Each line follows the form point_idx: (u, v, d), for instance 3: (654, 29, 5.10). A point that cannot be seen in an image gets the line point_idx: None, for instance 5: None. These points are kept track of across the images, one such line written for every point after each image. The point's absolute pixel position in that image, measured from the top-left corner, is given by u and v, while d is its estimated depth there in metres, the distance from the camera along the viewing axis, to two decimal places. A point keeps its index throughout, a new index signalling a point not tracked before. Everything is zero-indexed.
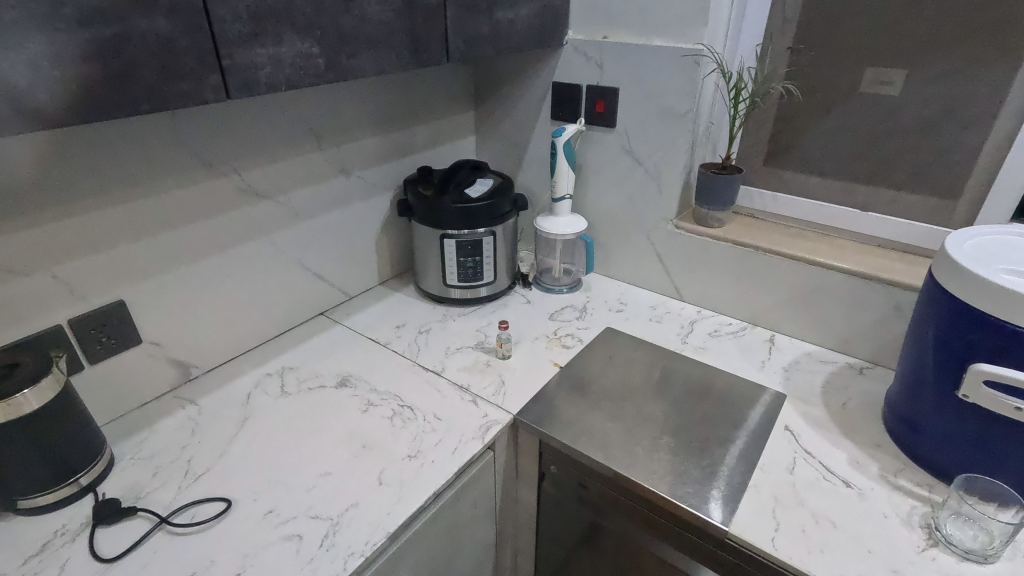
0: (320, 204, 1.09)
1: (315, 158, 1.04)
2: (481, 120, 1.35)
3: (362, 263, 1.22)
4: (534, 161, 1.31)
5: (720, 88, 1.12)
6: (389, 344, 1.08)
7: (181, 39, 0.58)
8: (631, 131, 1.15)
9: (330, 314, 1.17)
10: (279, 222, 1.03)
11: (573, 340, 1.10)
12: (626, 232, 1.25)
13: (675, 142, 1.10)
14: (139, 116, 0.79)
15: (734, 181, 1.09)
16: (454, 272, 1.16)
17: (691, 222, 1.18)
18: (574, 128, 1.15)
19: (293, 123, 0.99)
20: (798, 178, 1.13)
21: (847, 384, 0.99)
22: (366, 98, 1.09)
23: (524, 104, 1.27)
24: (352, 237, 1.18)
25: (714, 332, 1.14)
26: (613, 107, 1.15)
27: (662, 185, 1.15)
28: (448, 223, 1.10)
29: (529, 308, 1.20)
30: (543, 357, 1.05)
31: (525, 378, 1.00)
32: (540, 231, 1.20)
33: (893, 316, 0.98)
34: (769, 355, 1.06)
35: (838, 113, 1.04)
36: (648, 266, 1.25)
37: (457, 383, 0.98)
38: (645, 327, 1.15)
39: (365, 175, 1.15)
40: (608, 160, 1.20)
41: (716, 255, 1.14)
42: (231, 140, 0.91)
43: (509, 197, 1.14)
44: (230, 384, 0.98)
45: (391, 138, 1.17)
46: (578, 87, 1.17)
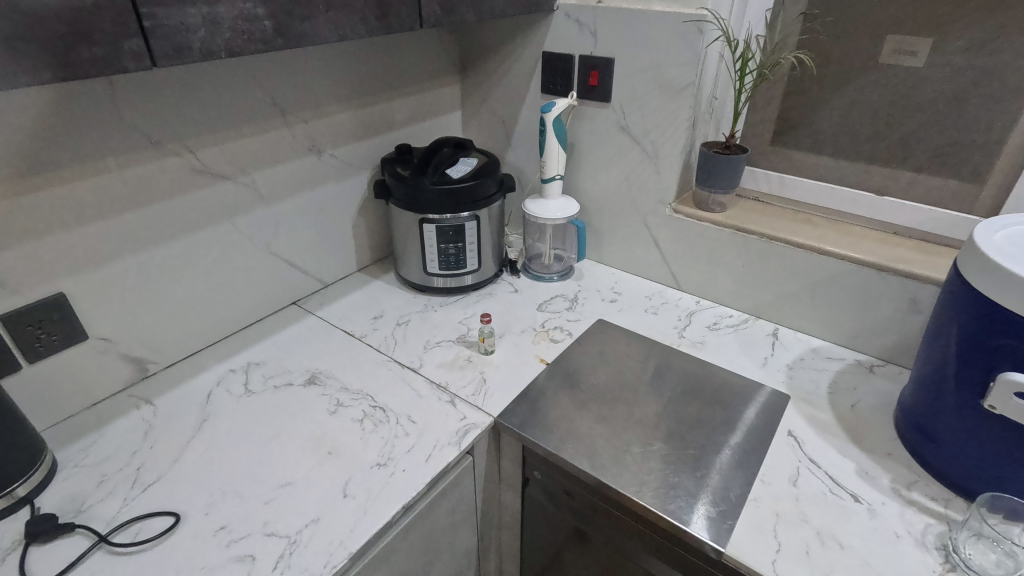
0: (289, 185, 1.00)
1: (281, 135, 0.96)
2: (467, 94, 1.26)
3: (338, 249, 1.14)
4: (523, 138, 1.21)
5: (726, 59, 1.03)
6: (364, 338, 1.01)
7: None
8: (627, 107, 1.05)
9: (304, 303, 1.10)
10: (242, 206, 0.94)
11: (561, 333, 1.03)
12: (620, 216, 1.16)
13: (675, 119, 1.01)
14: (70, 84, 0.71)
15: (738, 162, 1.00)
16: (435, 259, 1.08)
17: (691, 206, 1.09)
18: (564, 102, 1.05)
19: (254, 95, 0.90)
20: (807, 158, 1.04)
21: (856, 383, 0.92)
22: (336, 69, 1.00)
23: (512, 76, 1.17)
24: (326, 221, 1.10)
25: (712, 325, 1.06)
26: (608, 80, 1.05)
27: (660, 166, 1.06)
28: (427, 206, 1.01)
29: (515, 298, 1.13)
30: (529, 352, 0.98)
31: (509, 375, 0.92)
32: (528, 215, 1.13)
33: (908, 311, 0.90)
34: (772, 351, 0.99)
35: (854, 87, 0.94)
36: (644, 252, 1.16)
37: (434, 381, 0.91)
38: (640, 319, 1.07)
39: (339, 154, 1.06)
40: (602, 138, 1.11)
41: (718, 242, 1.06)
42: (181, 114, 0.82)
43: (494, 177, 1.06)
44: (190, 382, 0.90)
45: (366, 113, 1.08)
46: (569, 58, 1.07)
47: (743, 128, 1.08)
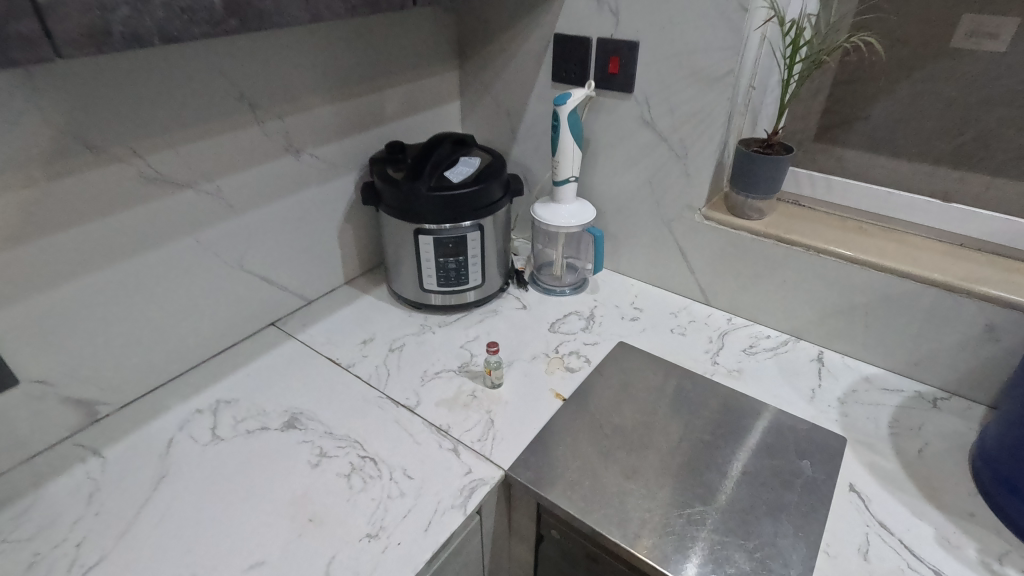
0: (263, 192, 0.86)
1: (252, 134, 0.81)
2: (466, 82, 1.11)
3: (321, 262, 1.01)
4: (531, 132, 1.07)
5: (769, 42, 0.88)
6: (352, 368, 0.88)
7: None
8: (653, 98, 0.91)
9: (284, 324, 0.96)
10: (206, 217, 0.80)
11: (578, 359, 0.90)
12: (642, 222, 1.03)
13: (710, 113, 0.88)
14: None
15: (782, 164, 0.87)
16: (433, 275, 0.94)
17: (724, 211, 0.96)
18: (581, 93, 0.91)
19: (217, 87, 0.75)
20: (859, 158, 0.90)
21: (920, 422, 0.80)
22: (316, 54, 0.85)
23: (519, 62, 1.03)
24: (308, 230, 0.96)
25: (748, 349, 0.93)
26: (631, 66, 0.91)
27: (690, 167, 0.93)
28: (424, 215, 0.88)
29: (524, 316, 1.00)
30: (542, 384, 0.85)
31: (521, 414, 0.80)
32: (538, 221, 0.99)
33: (983, 339, 0.78)
34: (819, 382, 0.87)
35: (923, 76, 0.80)
36: (668, 263, 1.03)
37: (434, 424, 0.78)
38: (666, 342, 0.95)
39: (321, 154, 0.92)
40: (622, 134, 0.97)
41: (756, 254, 0.93)
42: (124, 111, 0.68)
43: (500, 180, 0.92)
44: (148, 426, 0.77)
45: (352, 106, 0.94)
46: (586, 41, 0.93)
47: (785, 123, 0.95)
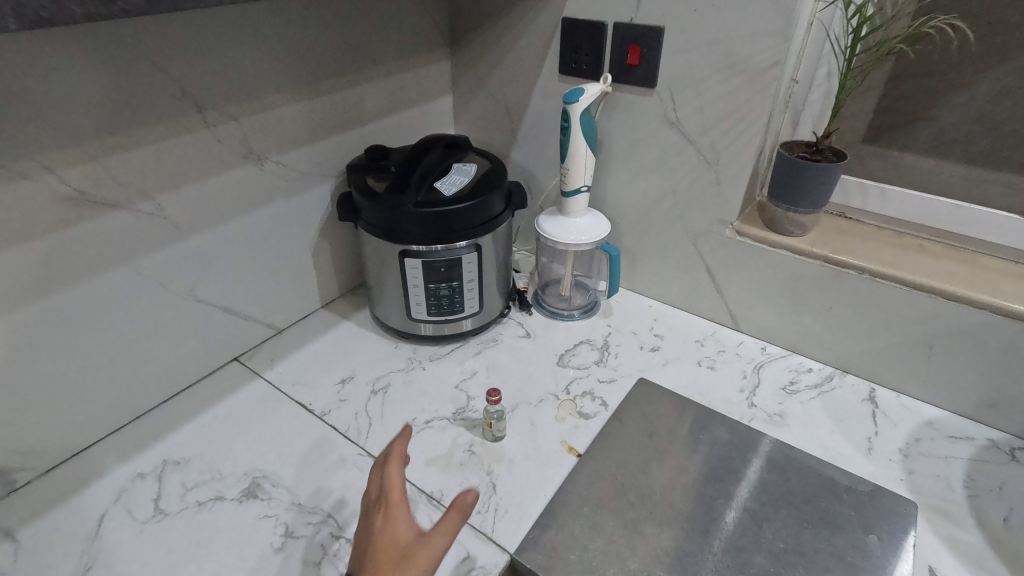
0: (218, 209, 0.72)
1: (201, 140, 0.67)
2: (460, 74, 0.97)
3: (292, 284, 0.87)
4: (534, 133, 0.93)
5: (829, 28, 0.74)
6: (327, 416, 0.74)
7: None
8: (679, 95, 0.78)
9: (249, 359, 0.83)
10: (146, 242, 0.66)
11: (593, 401, 0.77)
12: (662, 237, 0.89)
13: (748, 112, 0.74)
14: None
15: (833, 173, 0.73)
16: (422, 302, 0.81)
17: (760, 226, 0.83)
18: (595, 89, 0.77)
19: (153, 84, 0.61)
20: (921, 165, 0.77)
21: (1000, 480, 0.68)
22: (278, 42, 0.71)
23: (520, 51, 0.88)
24: (275, 249, 0.82)
25: (789, 386, 0.81)
26: (653, 57, 0.77)
27: (722, 175, 0.80)
28: (410, 235, 0.74)
29: (528, 347, 0.86)
30: (551, 435, 0.72)
31: (528, 476, 0.67)
32: (544, 238, 0.86)
33: None
34: (875, 429, 0.74)
35: (1008, 68, 0.67)
36: (693, 283, 0.90)
37: (424, 490, 0.65)
38: (693, 378, 0.82)
39: (288, 161, 0.78)
40: (641, 136, 0.83)
41: (799, 276, 0.80)
42: (26, 116, 0.54)
43: (501, 192, 0.78)
44: (76, 497, 0.64)
45: (325, 103, 0.80)
46: (600, 27, 0.79)
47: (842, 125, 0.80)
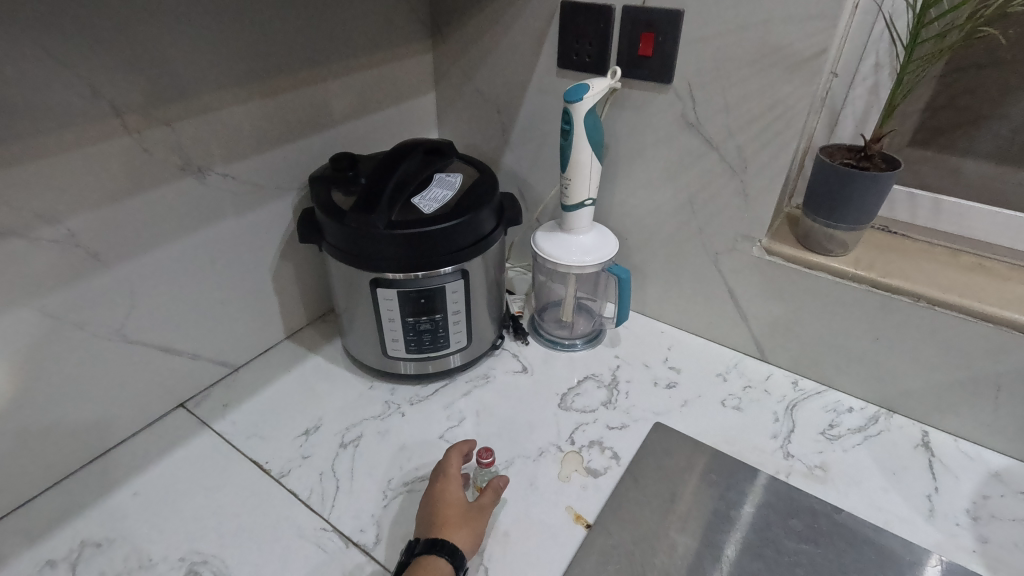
0: (151, 232, 0.60)
1: (122, 150, 0.55)
2: (443, 69, 0.85)
3: (250, 316, 0.74)
4: (528, 136, 0.82)
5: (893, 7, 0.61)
6: (284, 479, 0.62)
7: None
8: (701, 91, 0.66)
9: (197, 405, 0.70)
10: (56, 275, 0.54)
11: (601, 453, 0.65)
12: (677, 255, 0.78)
13: (784, 112, 0.62)
14: None
15: (885, 183, 0.62)
16: (400, 337, 0.69)
17: (792, 243, 0.71)
18: (602, 84, 0.65)
19: (53, 81, 0.49)
20: (982, 173, 0.66)
21: None
22: (219, 30, 0.59)
23: (512, 42, 0.76)
24: (227, 276, 0.69)
25: (829, 430, 0.69)
26: (670, 46, 0.65)
27: (749, 185, 0.68)
28: (382, 260, 0.62)
29: (524, 385, 0.74)
30: (553, 500, 0.60)
31: (526, 555, 0.55)
32: (542, 258, 0.74)
33: None
34: (935, 484, 0.63)
35: None
36: (713, 308, 0.79)
37: None
38: (716, 421, 0.70)
39: (237, 172, 0.66)
40: (654, 140, 0.72)
41: (839, 303, 0.68)
42: None
43: (492, 207, 0.66)
44: None
45: (281, 103, 0.67)
46: (608, 11, 0.67)
47: (892, 124, 0.68)
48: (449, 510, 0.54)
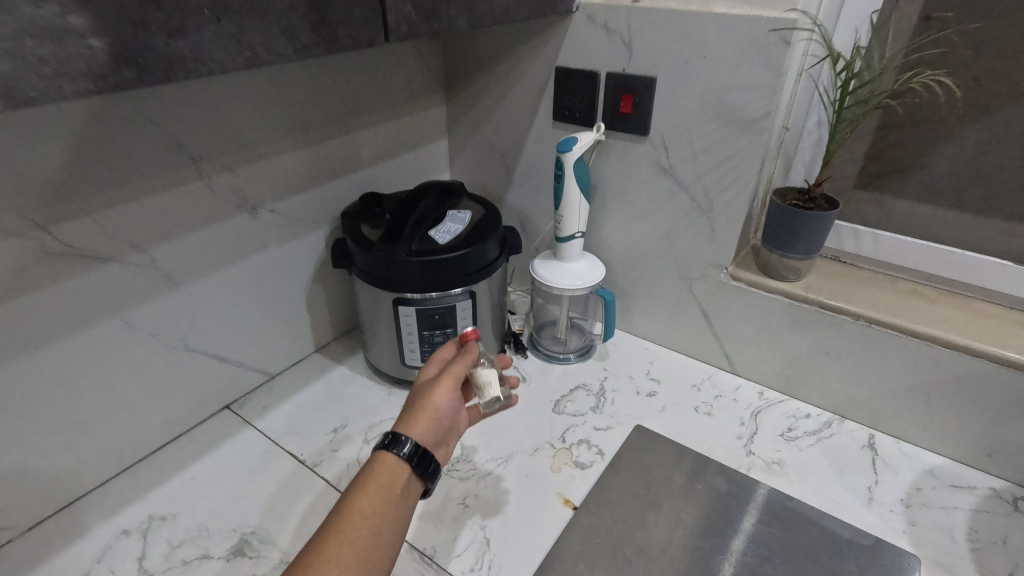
0: (212, 258, 0.72)
1: (195, 191, 0.67)
2: (455, 119, 0.98)
3: (287, 330, 0.86)
4: (528, 176, 0.94)
5: (818, 79, 0.75)
6: (318, 468, 0.73)
7: None
8: (672, 142, 0.78)
9: (241, 406, 0.82)
10: (137, 293, 0.66)
11: (589, 451, 0.76)
12: (657, 280, 0.89)
13: (740, 161, 0.75)
14: None
15: (826, 221, 0.73)
16: (416, 349, 0.81)
17: (754, 271, 0.83)
18: (588, 137, 0.77)
19: (150, 141, 0.62)
20: (914, 213, 0.77)
21: (1003, 532, 0.67)
22: (273, 94, 0.71)
23: (514, 97, 0.90)
24: (269, 296, 0.81)
25: (787, 433, 0.80)
26: (645, 106, 0.78)
27: (715, 222, 0.80)
28: (403, 283, 0.74)
29: (523, 392, 0.85)
30: (547, 487, 0.71)
31: (523, 532, 0.66)
32: (539, 282, 0.85)
33: None
34: (876, 478, 0.73)
35: (999, 118, 0.67)
36: (689, 327, 0.90)
37: (416, 547, 0.64)
38: (691, 424, 0.80)
39: (282, 208, 0.78)
40: (634, 182, 0.84)
41: (796, 322, 0.79)
42: (22, 177, 0.54)
43: (496, 238, 0.78)
44: (61, 555, 0.63)
45: (319, 151, 0.80)
46: (594, 77, 0.80)
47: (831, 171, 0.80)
48: (413, 396, 0.59)
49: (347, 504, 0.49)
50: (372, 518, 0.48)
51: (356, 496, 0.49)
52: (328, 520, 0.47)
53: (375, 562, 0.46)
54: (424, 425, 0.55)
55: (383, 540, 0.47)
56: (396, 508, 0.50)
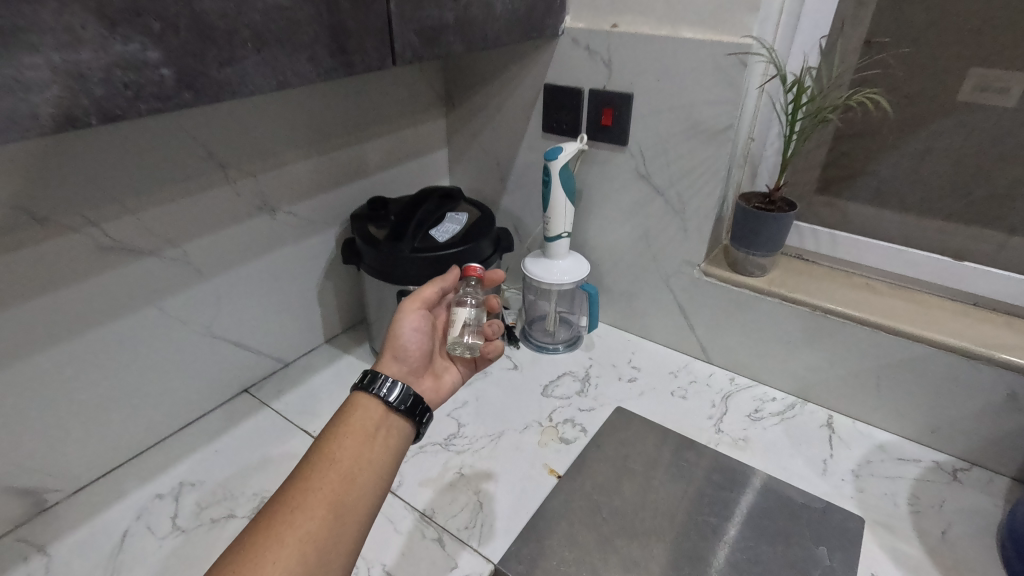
0: (236, 254, 0.81)
1: (223, 194, 0.76)
2: (454, 130, 1.08)
3: (300, 322, 0.95)
4: (520, 183, 1.03)
5: (774, 96, 0.84)
6: None
7: None
8: (648, 151, 0.87)
9: (258, 390, 0.90)
10: (171, 283, 0.74)
11: (573, 429, 0.84)
12: (637, 276, 0.98)
13: (708, 168, 0.83)
14: None
15: (785, 222, 0.82)
16: None
17: (724, 267, 0.91)
18: (572, 147, 0.86)
19: (186, 150, 0.71)
20: (866, 215, 0.86)
21: (941, 497, 0.75)
22: (292, 109, 0.81)
23: (507, 111, 0.99)
24: (285, 290, 0.90)
25: (754, 413, 0.88)
26: (624, 119, 0.87)
27: (688, 223, 0.89)
28: (406, 277, 0.83)
29: (515, 378, 0.94)
30: (534, 459, 0.79)
31: (512, 496, 0.74)
32: (529, 278, 0.94)
33: (1003, 408, 0.74)
34: (831, 452, 0.81)
35: (934, 129, 0.76)
36: (667, 319, 0.98)
37: (417, 508, 0.72)
38: (667, 406, 0.89)
39: (298, 211, 0.87)
40: (615, 188, 0.93)
41: (760, 313, 0.88)
42: (81, 180, 0.63)
43: (490, 237, 0.87)
44: (102, 514, 0.71)
45: (331, 159, 0.89)
46: (578, 93, 0.89)
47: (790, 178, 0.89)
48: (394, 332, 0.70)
49: (319, 449, 0.55)
50: (341, 457, 0.55)
51: (323, 443, 0.56)
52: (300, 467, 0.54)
53: (345, 496, 0.52)
54: (387, 360, 0.65)
55: (354, 479, 0.54)
56: (361, 451, 0.56)
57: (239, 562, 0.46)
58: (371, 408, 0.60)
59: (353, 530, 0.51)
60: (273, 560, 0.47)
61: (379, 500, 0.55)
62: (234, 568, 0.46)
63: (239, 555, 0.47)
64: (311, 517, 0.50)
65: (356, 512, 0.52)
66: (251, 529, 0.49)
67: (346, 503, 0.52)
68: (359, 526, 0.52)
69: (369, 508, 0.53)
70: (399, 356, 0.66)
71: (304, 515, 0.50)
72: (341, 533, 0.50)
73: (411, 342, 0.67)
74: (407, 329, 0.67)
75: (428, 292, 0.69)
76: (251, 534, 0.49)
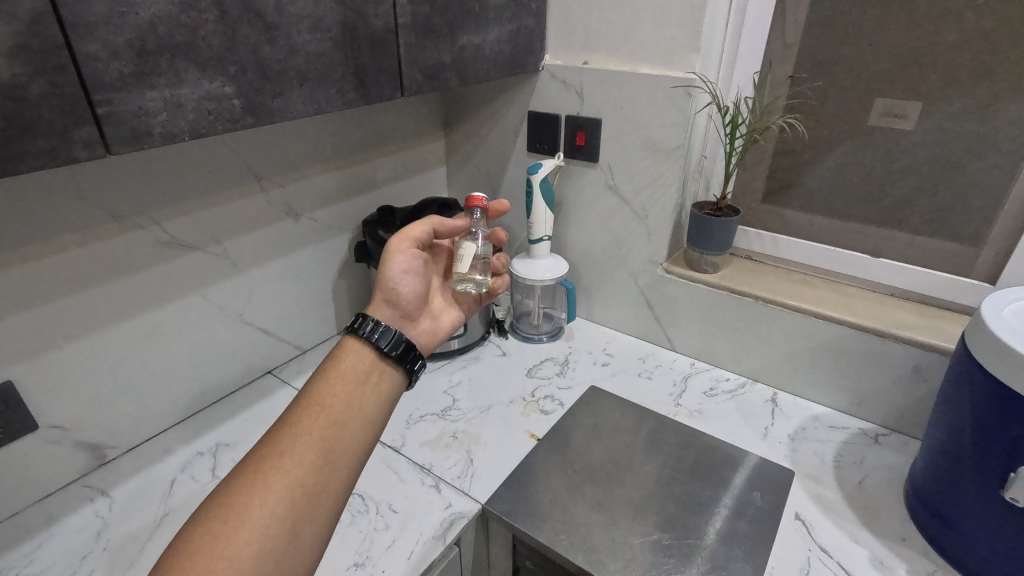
0: (265, 253, 0.96)
1: (258, 201, 0.91)
2: (451, 150, 1.24)
3: (317, 314, 1.09)
4: (509, 195, 1.18)
5: (717, 121, 1.00)
6: None
7: (49, 89, 0.45)
8: (615, 167, 1.03)
9: (280, 372, 1.04)
10: (213, 275, 0.89)
11: (552, 403, 0.98)
12: (610, 275, 1.13)
13: (664, 181, 0.99)
14: (34, 172, 0.67)
15: (731, 226, 0.97)
16: None
17: (683, 266, 1.06)
18: (551, 163, 1.02)
19: (230, 164, 0.86)
20: (800, 220, 1.01)
21: (862, 456, 0.88)
22: (314, 132, 0.96)
23: (497, 134, 1.15)
24: (305, 285, 1.05)
25: (709, 391, 1.02)
26: (594, 140, 1.03)
27: (650, 227, 1.04)
28: None
29: (503, 362, 1.08)
30: (518, 426, 0.93)
31: (498, 454, 0.87)
32: (515, 275, 1.09)
33: (912, 379, 0.87)
34: (772, 421, 0.95)
35: (849, 148, 0.92)
36: (636, 313, 1.13)
37: (418, 463, 0.85)
38: (634, 385, 1.03)
39: (317, 217, 1.02)
40: (589, 198, 1.08)
41: (713, 304, 1.02)
42: (149, 188, 0.78)
43: None
44: (153, 467, 0.84)
45: (346, 174, 1.05)
46: (556, 118, 1.05)
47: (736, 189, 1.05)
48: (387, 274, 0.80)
49: (312, 395, 0.62)
50: (329, 411, 0.61)
51: (311, 394, 0.62)
52: (290, 415, 0.61)
53: (333, 446, 0.59)
54: (379, 305, 0.76)
55: (339, 430, 0.60)
56: (346, 403, 0.62)
57: (233, 499, 0.54)
58: (363, 354, 0.68)
59: (335, 474, 0.58)
60: (261, 504, 0.54)
61: (363, 446, 0.62)
62: (226, 505, 0.54)
63: (231, 497, 0.54)
64: (298, 464, 0.57)
65: (344, 458, 0.59)
66: (241, 473, 0.56)
67: (333, 452, 0.59)
68: (346, 469, 0.59)
69: (355, 453, 0.61)
70: (390, 297, 0.76)
71: (290, 463, 0.56)
72: (328, 476, 0.58)
73: (401, 282, 0.77)
74: (396, 272, 0.77)
75: (416, 232, 0.80)
76: (244, 477, 0.56)
